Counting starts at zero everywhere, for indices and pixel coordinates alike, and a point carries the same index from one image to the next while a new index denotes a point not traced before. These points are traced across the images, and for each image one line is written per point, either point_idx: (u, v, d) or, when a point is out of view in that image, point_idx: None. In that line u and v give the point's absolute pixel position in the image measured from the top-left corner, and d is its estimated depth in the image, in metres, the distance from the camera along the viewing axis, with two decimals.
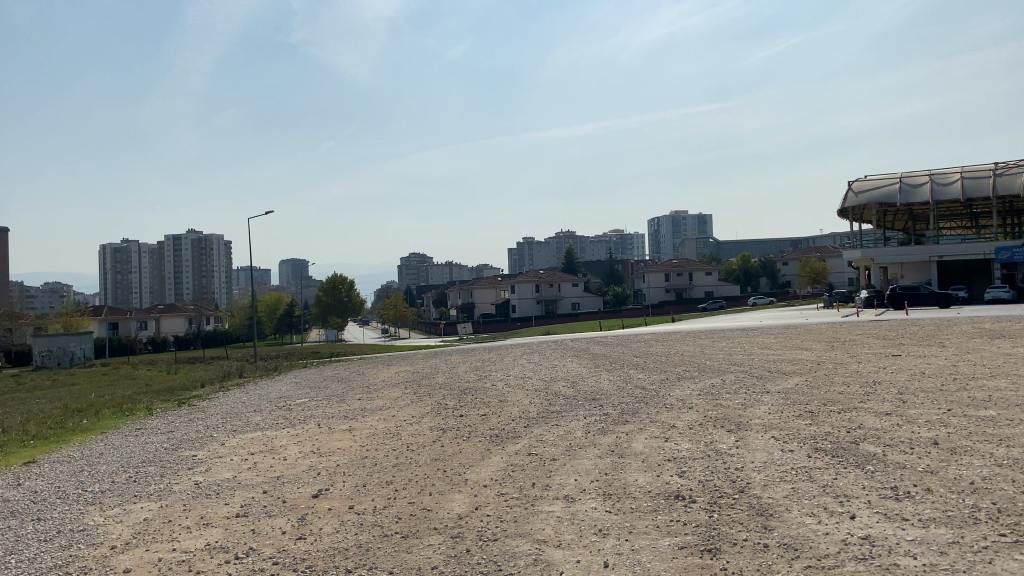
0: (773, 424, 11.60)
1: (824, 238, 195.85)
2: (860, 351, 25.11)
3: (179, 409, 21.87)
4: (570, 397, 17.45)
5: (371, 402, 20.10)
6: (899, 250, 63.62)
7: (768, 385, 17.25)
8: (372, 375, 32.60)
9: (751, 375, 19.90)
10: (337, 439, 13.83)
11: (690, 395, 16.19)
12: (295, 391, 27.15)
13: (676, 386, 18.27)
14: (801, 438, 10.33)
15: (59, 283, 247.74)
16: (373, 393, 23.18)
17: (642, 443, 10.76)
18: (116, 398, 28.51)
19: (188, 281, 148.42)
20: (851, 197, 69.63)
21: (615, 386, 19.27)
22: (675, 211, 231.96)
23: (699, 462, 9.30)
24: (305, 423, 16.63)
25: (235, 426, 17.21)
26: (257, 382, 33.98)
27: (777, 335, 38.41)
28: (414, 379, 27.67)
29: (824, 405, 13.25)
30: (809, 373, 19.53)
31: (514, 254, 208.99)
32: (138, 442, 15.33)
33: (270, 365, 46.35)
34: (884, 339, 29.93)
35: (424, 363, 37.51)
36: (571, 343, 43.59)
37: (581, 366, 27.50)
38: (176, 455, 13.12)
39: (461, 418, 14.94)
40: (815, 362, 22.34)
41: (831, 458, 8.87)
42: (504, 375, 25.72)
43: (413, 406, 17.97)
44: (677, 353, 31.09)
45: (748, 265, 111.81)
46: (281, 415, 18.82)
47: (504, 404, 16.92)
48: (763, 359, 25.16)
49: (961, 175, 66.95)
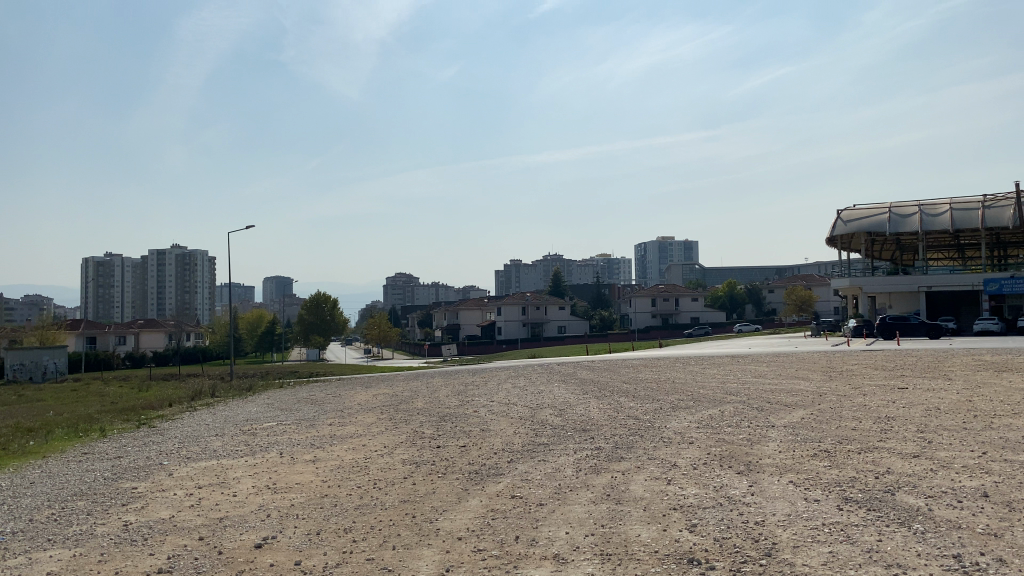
0: (788, 464, 10.40)
1: (810, 268, 195.80)
2: (861, 382, 23.80)
3: (135, 432, 20.28)
4: (558, 426, 16.06)
5: (343, 429, 18.61)
6: (888, 279, 62.75)
7: (770, 417, 15.94)
8: (349, 397, 31.19)
9: (752, 406, 18.53)
10: (298, 472, 12.38)
11: (689, 428, 14.84)
12: (265, 413, 25.66)
13: (672, 417, 16.87)
14: (824, 482, 9.08)
15: (40, 297, 244.69)
16: (346, 418, 21.65)
17: (641, 486, 9.39)
18: (74, 417, 26.84)
19: (171, 296, 146.58)
20: (840, 225, 68.84)
21: (606, 415, 17.86)
22: (663, 237, 231.75)
23: (711, 514, 7.96)
24: (267, 452, 15.17)
25: (190, 452, 15.71)
26: (228, 402, 32.43)
27: (769, 363, 37.16)
28: (391, 403, 26.18)
29: (840, 444, 11.95)
30: (812, 405, 18.20)
31: (501, 277, 207.69)
32: (80, 469, 13.83)
33: (246, 384, 44.73)
34: (884, 370, 28.66)
35: (404, 385, 36.06)
36: (558, 367, 42.23)
37: (569, 392, 26.07)
38: (115, 487, 11.61)
39: (438, 450, 13.49)
40: (816, 394, 20.97)
41: (870, 512, 7.54)
42: (487, 400, 24.28)
43: (387, 434, 16.54)
44: (668, 380, 29.80)
45: (735, 292, 110.93)
46: (243, 441, 17.30)
47: (486, 434, 15.50)
48: (759, 389, 23.85)
49: (951, 206, 66.22)
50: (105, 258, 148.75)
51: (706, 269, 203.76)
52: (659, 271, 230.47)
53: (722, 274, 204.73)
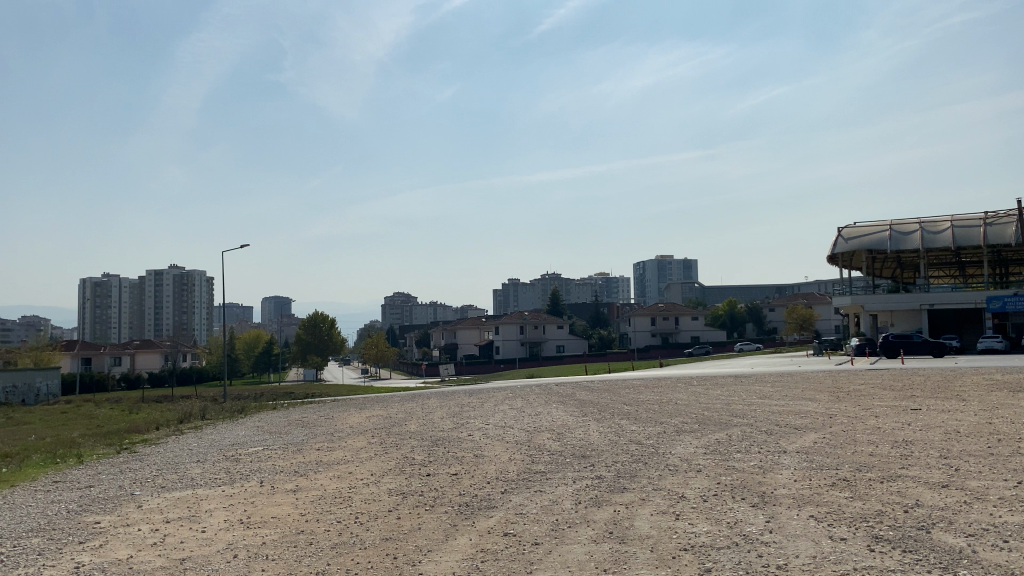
0: (807, 496, 9.58)
1: (810, 286, 194.94)
2: (871, 404, 22.89)
3: (113, 458, 19.37)
4: (556, 452, 15.21)
5: (330, 454, 17.72)
6: (889, 297, 61.92)
7: (781, 442, 15.07)
8: (342, 419, 30.22)
9: (760, 429, 17.66)
10: (277, 504, 11.52)
11: (696, 454, 13.99)
12: (254, 436, 24.76)
13: (677, 442, 15.97)
14: (850, 517, 8.24)
15: (38, 317, 244.00)
16: (336, 442, 20.73)
17: (647, 523, 8.55)
18: (56, 442, 25.91)
19: (168, 316, 145.61)
20: (840, 243, 68.13)
21: (607, 440, 16.97)
22: (662, 256, 231.69)
23: (726, 555, 7.11)
24: (247, 480, 14.28)
25: (167, 480, 14.84)
26: (217, 425, 31.47)
27: (774, 383, 36.23)
28: (384, 425, 25.27)
29: (859, 471, 11.11)
30: (824, 428, 17.30)
31: (500, 297, 206.91)
32: (45, 500, 12.93)
33: (238, 406, 43.76)
34: (893, 389, 27.77)
35: (400, 406, 35.04)
36: (557, 387, 41.30)
37: (568, 414, 25.14)
38: (75, 523, 10.71)
39: (427, 480, 12.60)
40: (826, 416, 20.07)
41: (907, 554, 6.68)
42: (484, 422, 23.40)
43: (375, 461, 15.69)
44: (671, 401, 28.81)
45: (735, 310, 110.12)
46: (224, 469, 16.41)
47: (479, 460, 14.65)
48: (766, 410, 22.93)
49: (951, 223, 65.51)
50: (104, 278, 148.02)
51: (705, 287, 202.96)
52: (658, 290, 229.92)
53: (721, 293, 203.97)
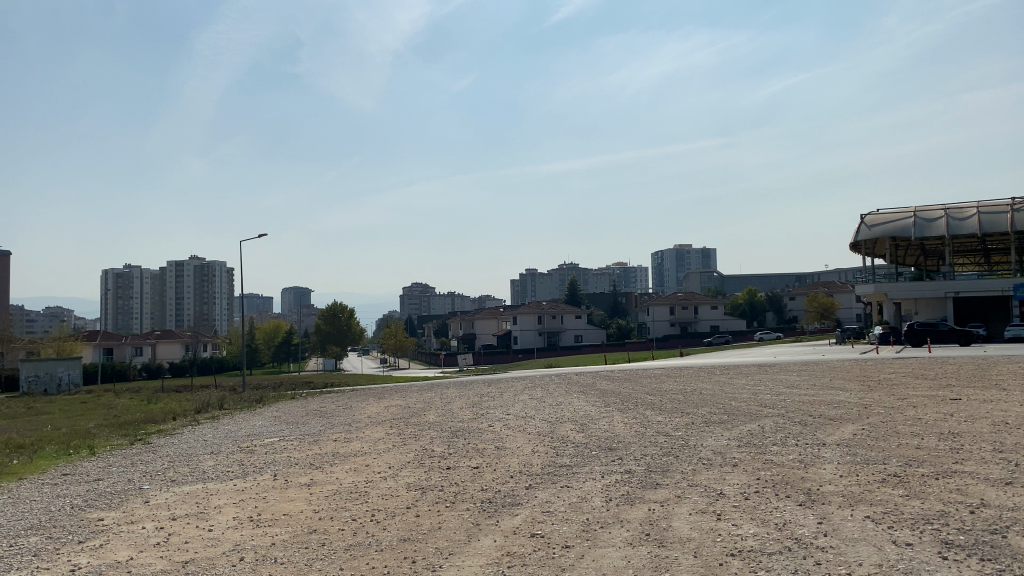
0: (858, 494, 8.86)
1: (830, 275, 193.09)
2: (904, 393, 22.05)
3: (126, 450, 18.93)
4: (581, 444, 14.55)
5: (346, 446, 17.14)
6: (913, 284, 60.63)
7: (818, 434, 14.29)
8: (360, 409, 29.74)
9: (794, 420, 16.91)
10: (288, 499, 10.92)
11: (729, 447, 13.24)
12: (270, 427, 24.26)
13: (707, 433, 15.28)
14: (909, 519, 7.52)
15: (61, 309, 246.35)
16: (353, 433, 20.15)
17: (686, 524, 7.88)
18: (70, 432, 25.57)
19: (189, 306, 146.21)
20: (863, 230, 66.82)
21: (633, 432, 16.27)
22: (681, 245, 230.25)
23: (780, 562, 6.41)
24: (260, 474, 13.72)
25: (179, 473, 14.32)
26: (234, 415, 31.08)
27: (800, 372, 35.36)
28: (402, 415, 24.71)
29: (909, 467, 10.36)
30: (861, 419, 16.53)
31: (517, 287, 206.25)
32: (51, 494, 12.42)
33: (256, 395, 43.38)
34: (927, 378, 26.87)
35: (418, 396, 34.55)
36: (577, 376, 40.64)
37: (590, 405, 24.44)
38: (78, 520, 10.17)
39: (446, 474, 11.95)
40: (861, 406, 19.26)
41: (988, 564, 5.95)
42: (503, 413, 22.78)
43: (393, 453, 15.11)
44: (695, 391, 28.09)
45: (755, 299, 108.84)
46: (237, 461, 15.91)
47: (501, 453, 14.01)
48: (796, 400, 22.13)
49: (978, 210, 64.09)
50: (126, 270, 149.14)
51: (723, 275, 201.50)
52: (676, 278, 228.56)
53: (740, 282, 202.34)
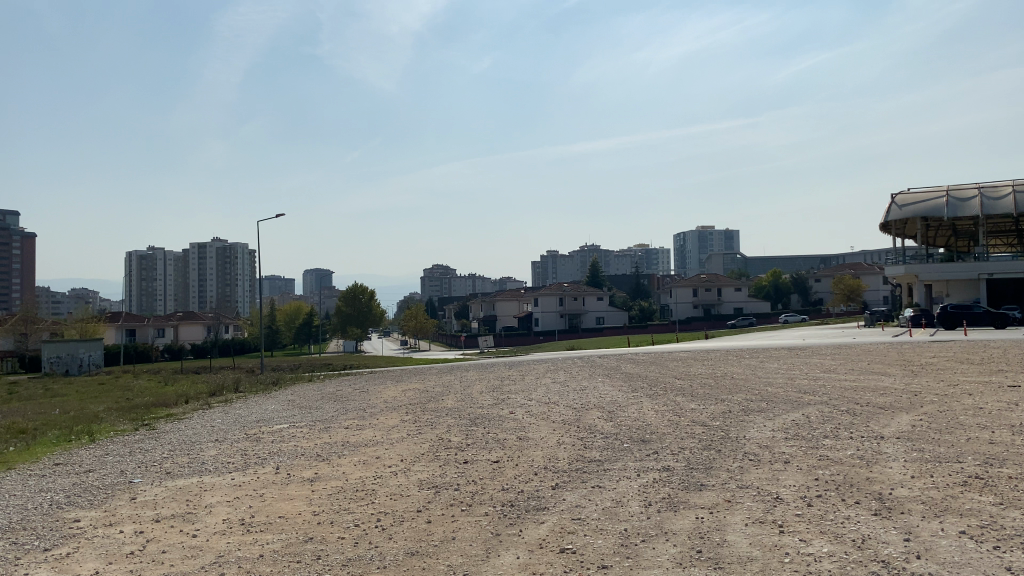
0: (942, 502, 7.61)
1: (856, 257, 189.83)
2: (953, 379, 20.62)
3: (127, 437, 17.94)
4: (611, 435, 13.31)
5: (357, 434, 15.99)
6: (945, 265, 58.55)
7: (872, 426, 13.02)
8: (377, 392, 28.79)
9: (840, 409, 15.63)
10: (287, 499, 9.78)
11: (776, 439, 12.00)
12: (281, 412, 23.22)
13: (749, 424, 14.02)
14: (1016, 536, 6.28)
15: (87, 290, 248.95)
16: (366, 419, 19.09)
17: (745, 539, 6.70)
18: (77, 416, 24.68)
19: (212, 289, 146.48)
20: (893, 210, 64.69)
21: (667, 421, 15.05)
22: (703, 228, 228.60)
23: None
24: (263, 466, 12.61)
25: (175, 464, 13.26)
26: (248, 398, 30.17)
27: (834, 355, 33.98)
28: (419, 400, 23.68)
29: (990, 467, 9.04)
30: (915, 408, 15.19)
31: (538, 268, 204.78)
32: (32, 488, 11.38)
33: (273, 377, 42.58)
34: (970, 362, 25.42)
35: (437, 379, 33.50)
36: (600, 359, 39.54)
37: (616, 390, 23.23)
38: (52, 521, 9.08)
39: (463, 469, 10.78)
40: (910, 393, 17.86)
41: None
42: (526, 398, 21.60)
43: (406, 442, 13.95)
44: (726, 375, 26.76)
45: (779, 281, 106.78)
46: (241, 450, 14.82)
47: (524, 444, 12.84)
48: (836, 386, 20.82)
49: (1013, 189, 61.86)
50: (149, 252, 149.54)
51: (747, 258, 199.10)
52: (699, 261, 225.92)
53: (764, 265, 199.38)
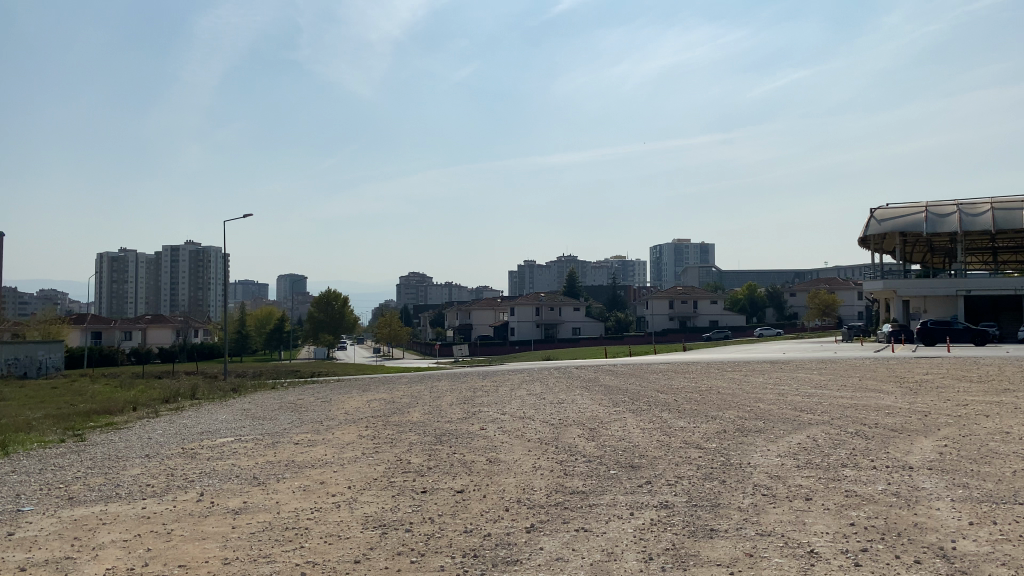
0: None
1: (830, 273, 190.02)
2: (959, 398, 19.00)
3: (51, 450, 15.95)
4: (594, 459, 11.49)
5: (306, 452, 14.08)
6: (923, 281, 57.25)
7: (893, 453, 11.34)
8: (339, 403, 26.80)
9: (850, 432, 13.90)
10: (198, 540, 7.87)
11: (786, 469, 10.30)
12: (231, 423, 21.14)
13: (751, 448, 12.26)
14: None
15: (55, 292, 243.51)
16: (320, 434, 17.17)
17: None
18: (7, 425, 22.45)
19: (184, 292, 143.30)
20: (873, 225, 63.61)
21: (655, 442, 13.28)
22: (680, 240, 228.31)
23: None
24: (185, 492, 10.65)
25: (81, 488, 11.26)
26: (200, 407, 28.06)
27: (820, 371, 32.41)
28: (383, 412, 21.81)
29: None
30: (934, 432, 13.48)
31: (514, 278, 202.95)
32: None
33: (233, 384, 40.38)
34: (968, 381, 23.89)
35: (405, 389, 31.49)
36: (576, 370, 37.81)
37: (593, 404, 21.42)
38: None
39: (421, 501, 8.97)
40: (919, 415, 16.22)
41: None
42: (498, 412, 19.77)
43: (359, 465, 12.03)
44: (710, 390, 25.05)
45: (755, 295, 105.67)
46: (169, 469, 12.86)
47: (495, 469, 11.01)
48: (835, 404, 19.10)
49: (992, 206, 61.05)
50: (120, 253, 145.95)
51: (723, 272, 198.75)
52: (675, 273, 225.51)
53: (740, 278, 199.39)
